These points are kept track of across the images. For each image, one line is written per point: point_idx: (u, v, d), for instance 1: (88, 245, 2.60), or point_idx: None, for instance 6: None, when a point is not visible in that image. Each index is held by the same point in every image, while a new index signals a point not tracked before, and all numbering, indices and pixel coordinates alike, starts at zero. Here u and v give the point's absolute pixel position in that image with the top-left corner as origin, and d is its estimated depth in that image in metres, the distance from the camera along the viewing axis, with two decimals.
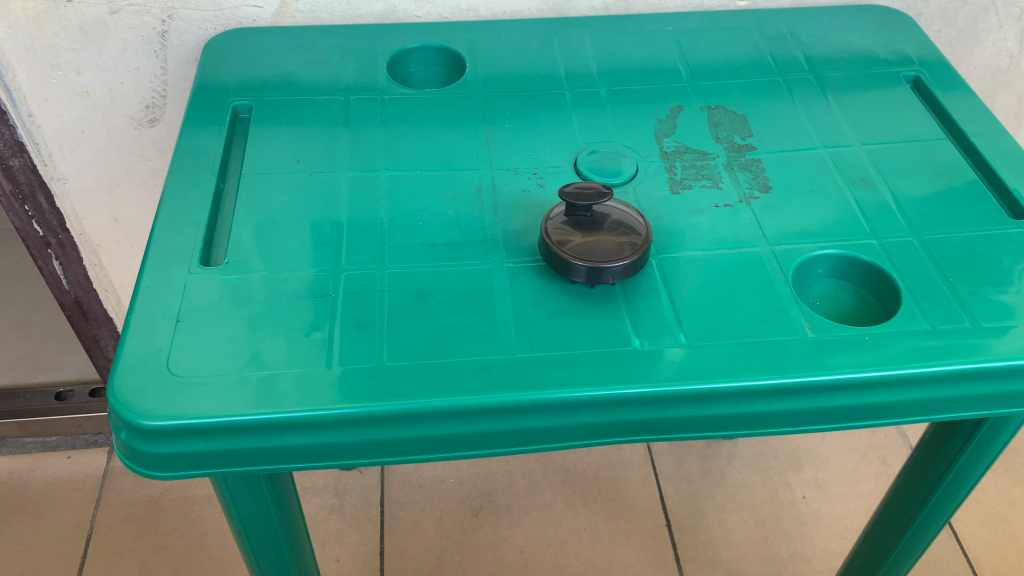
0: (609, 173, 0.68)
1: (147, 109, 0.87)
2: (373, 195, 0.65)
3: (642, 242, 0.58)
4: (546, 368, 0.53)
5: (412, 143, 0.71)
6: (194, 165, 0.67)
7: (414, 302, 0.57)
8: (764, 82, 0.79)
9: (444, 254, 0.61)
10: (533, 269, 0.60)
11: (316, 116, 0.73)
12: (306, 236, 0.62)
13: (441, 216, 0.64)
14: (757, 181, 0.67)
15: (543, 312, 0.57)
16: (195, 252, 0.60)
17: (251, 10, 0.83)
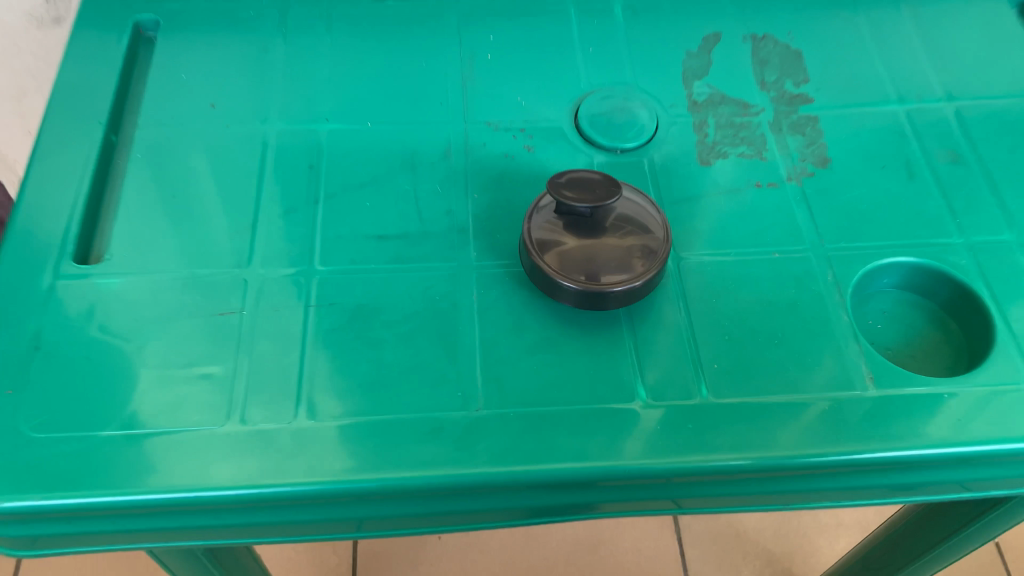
0: (620, 132, 0.52)
1: (48, 4, 0.70)
2: (308, 160, 0.50)
3: (657, 257, 0.44)
4: (516, 435, 0.40)
5: (364, 79, 0.54)
6: (76, 107, 0.52)
7: (350, 326, 0.43)
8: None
9: (394, 253, 0.46)
10: (512, 278, 0.46)
11: (243, 35, 0.56)
12: (215, 222, 0.47)
13: (395, 193, 0.49)
14: (812, 150, 0.52)
15: (519, 346, 0.43)
16: (68, 245, 0.46)
17: None
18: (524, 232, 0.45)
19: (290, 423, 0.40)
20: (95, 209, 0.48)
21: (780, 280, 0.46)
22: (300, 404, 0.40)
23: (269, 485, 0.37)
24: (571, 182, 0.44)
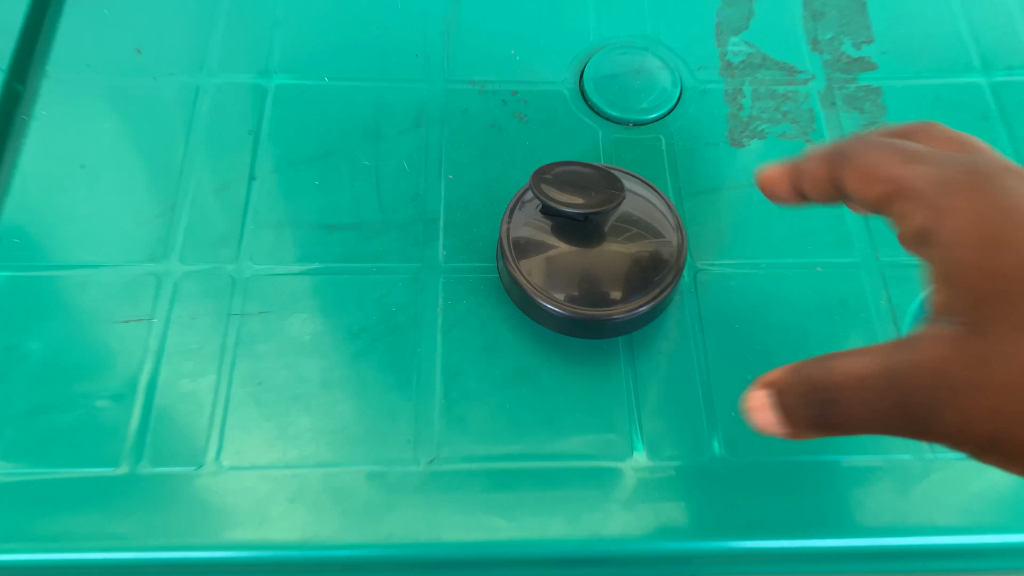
0: (634, 102, 0.43)
1: None
2: (249, 123, 0.42)
3: (667, 273, 0.35)
4: (482, 491, 0.32)
5: (324, 29, 0.46)
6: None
7: (282, 338, 0.36)
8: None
9: (342, 249, 0.38)
10: (485, 286, 0.38)
11: None
12: (129, 200, 0.40)
13: (354, 170, 0.41)
14: (870, 134, 0.42)
15: (491, 378, 0.35)
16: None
17: None
18: (500, 233, 0.37)
19: (197, 472, 0.33)
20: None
21: (820, 300, 0.37)
22: (210, 443, 0.34)
23: (160, 550, 0.31)
24: (559, 176, 0.36)
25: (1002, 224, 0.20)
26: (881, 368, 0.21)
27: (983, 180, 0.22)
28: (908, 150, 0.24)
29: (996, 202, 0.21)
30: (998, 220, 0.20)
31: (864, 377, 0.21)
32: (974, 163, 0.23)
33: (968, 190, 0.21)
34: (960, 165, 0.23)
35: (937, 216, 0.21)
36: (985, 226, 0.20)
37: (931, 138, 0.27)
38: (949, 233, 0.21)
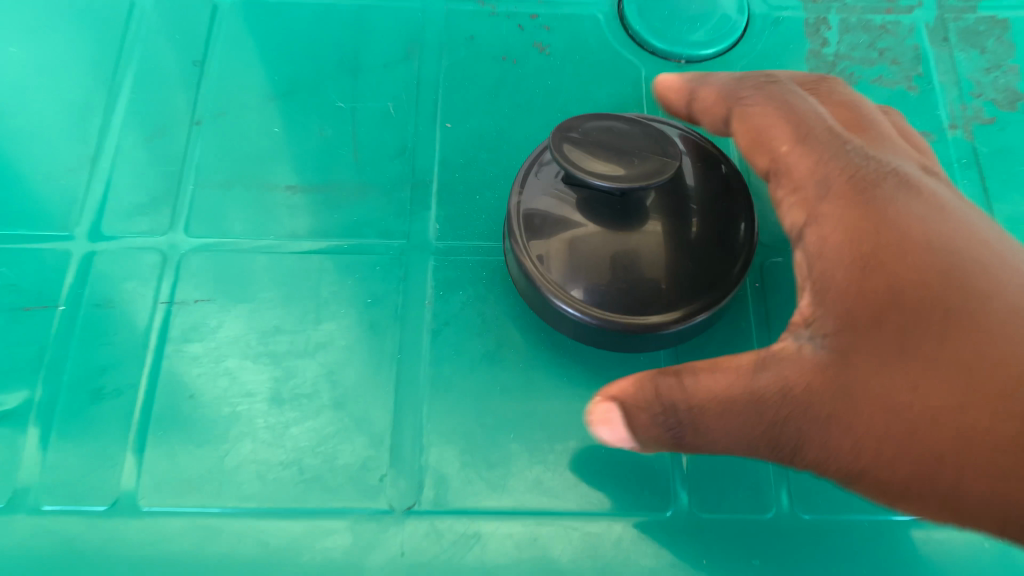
0: (687, 34, 0.41)
1: None
2: (197, 54, 0.40)
3: (720, 270, 0.32)
4: (459, 469, 0.32)
5: None
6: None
7: (228, 334, 0.34)
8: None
9: (312, 207, 0.36)
10: (483, 267, 0.35)
11: None
12: (44, 152, 0.37)
13: (325, 115, 0.38)
14: (1000, 87, 0.40)
15: (464, 377, 0.33)
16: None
17: None
18: (514, 204, 0.33)
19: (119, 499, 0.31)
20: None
21: None
22: (123, 466, 0.31)
23: None
24: (592, 135, 0.32)
25: (877, 246, 0.26)
26: (741, 392, 0.26)
27: (865, 190, 0.28)
28: (837, 184, 0.28)
29: (880, 218, 0.26)
30: (886, 292, 0.25)
31: (726, 402, 0.26)
32: (888, 219, 0.26)
33: (869, 262, 0.26)
34: (882, 226, 0.26)
35: (840, 275, 0.26)
36: (876, 294, 0.25)
37: (877, 142, 0.31)
38: (842, 286, 0.26)
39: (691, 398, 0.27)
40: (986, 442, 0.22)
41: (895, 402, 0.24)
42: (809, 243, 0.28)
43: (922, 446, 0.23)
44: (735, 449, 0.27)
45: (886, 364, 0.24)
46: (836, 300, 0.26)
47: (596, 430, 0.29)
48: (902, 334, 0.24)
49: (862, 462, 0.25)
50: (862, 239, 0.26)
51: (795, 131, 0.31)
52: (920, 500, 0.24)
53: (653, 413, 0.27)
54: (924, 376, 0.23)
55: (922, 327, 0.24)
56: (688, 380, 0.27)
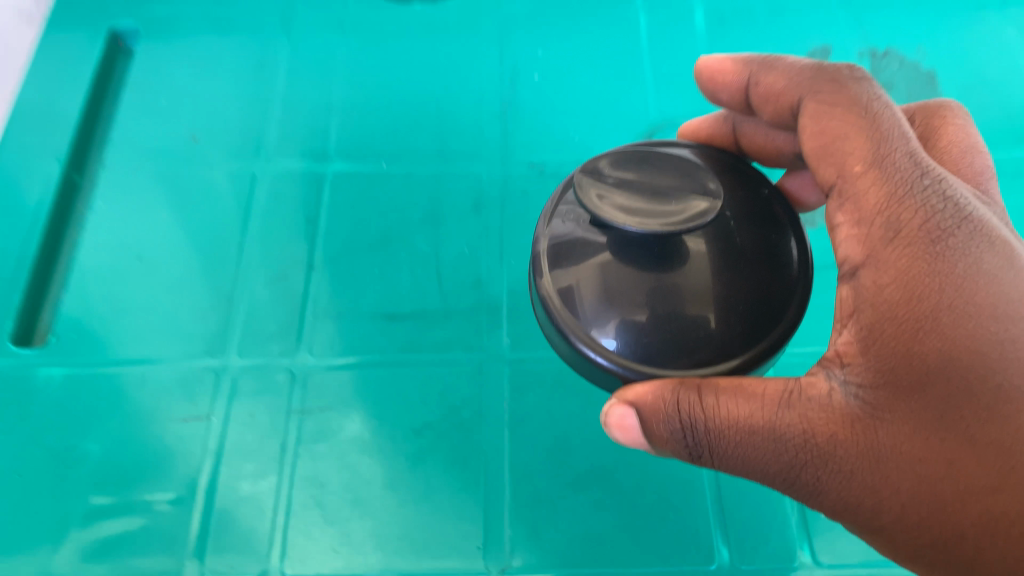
0: None
1: None
2: (307, 207, 0.42)
3: (775, 298, 0.28)
4: (538, 547, 0.34)
5: (385, 125, 0.46)
6: (34, 140, 0.45)
7: (342, 439, 0.36)
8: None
9: (406, 340, 0.38)
10: (554, 381, 0.38)
11: (249, 57, 0.48)
12: (172, 302, 0.40)
13: (424, 246, 0.41)
14: None
15: (553, 476, 0.35)
16: (7, 320, 0.39)
17: None
18: (542, 247, 0.31)
19: None
20: (43, 281, 0.42)
21: None
22: (271, 550, 0.34)
23: None
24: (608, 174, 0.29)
25: (935, 307, 0.24)
26: (764, 425, 0.26)
27: (938, 233, 0.25)
28: (904, 226, 0.26)
29: (949, 274, 0.24)
30: (934, 363, 0.24)
31: (747, 432, 0.26)
32: (951, 275, 0.24)
33: (923, 324, 0.24)
34: (938, 284, 0.24)
35: (892, 334, 0.25)
36: (925, 364, 0.24)
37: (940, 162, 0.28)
38: (890, 345, 0.24)
39: (712, 421, 0.26)
40: (1014, 530, 0.22)
41: (927, 479, 0.24)
42: (863, 289, 0.26)
43: (946, 529, 0.23)
44: (751, 475, 0.27)
45: (920, 435, 0.24)
46: (884, 355, 0.24)
47: (608, 428, 0.29)
48: (944, 410, 0.23)
49: (881, 522, 0.25)
50: (919, 295, 0.24)
51: (873, 151, 0.28)
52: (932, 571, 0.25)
53: (673, 430, 0.27)
54: (959, 454, 0.23)
55: (965, 406, 0.23)
56: (709, 398, 0.26)
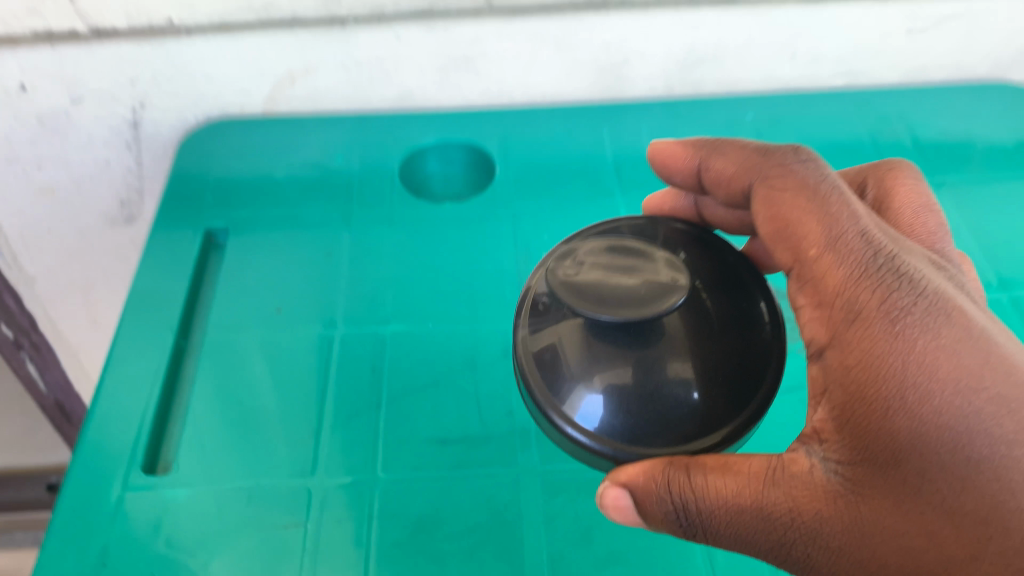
0: None
1: (123, 205, 0.67)
2: (372, 367, 0.45)
3: (752, 368, 0.29)
4: None
5: (437, 273, 0.50)
6: (147, 322, 0.47)
7: (434, 477, 0.40)
8: (850, 27, 0.57)
9: (461, 459, 0.41)
10: (576, 484, 0.40)
11: (309, 231, 0.53)
12: (268, 467, 0.41)
13: (483, 374, 0.44)
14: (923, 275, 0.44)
15: (582, 553, 0.38)
16: (137, 450, 0.42)
17: (238, 98, 0.60)
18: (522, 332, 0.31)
19: None
20: (162, 432, 0.43)
21: None
22: None
23: None
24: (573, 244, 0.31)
25: (896, 377, 0.26)
26: (751, 501, 0.28)
27: (892, 308, 0.27)
28: (862, 305, 0.27)
29: (906, 347, 0.26)
30: (906, 441, 0.26)
31: (736, 513, 0.28)
32: (912, 352, 0.26)
33: (893, 405, 0.26)
34: (902, 365, 0.26)
35: (863, 412, 0.27)
36: (895, 441, 0.26)
37: (891, 238, 0.30)
38: (868, 428, 0.26)
39: (702, 503, 0.28)
40: None
41: (911, 553, 0.26)
42: (834, 371, 0.28)
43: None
44: (751, 550, 0.29)
45: (899, 508, 0.26)
46: (858, 437, 0.26)
47: (600, 497, 0.30)
48: (918, 486, 0.26)
49: None
50: (877, 371, 0.26)
51: (827, 228, 0.29)
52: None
53: (667, 508, 0.28)
54: (937, 524, 0.25)
55: (938, 479, 0.25)
56: (699, 478, 0.27)
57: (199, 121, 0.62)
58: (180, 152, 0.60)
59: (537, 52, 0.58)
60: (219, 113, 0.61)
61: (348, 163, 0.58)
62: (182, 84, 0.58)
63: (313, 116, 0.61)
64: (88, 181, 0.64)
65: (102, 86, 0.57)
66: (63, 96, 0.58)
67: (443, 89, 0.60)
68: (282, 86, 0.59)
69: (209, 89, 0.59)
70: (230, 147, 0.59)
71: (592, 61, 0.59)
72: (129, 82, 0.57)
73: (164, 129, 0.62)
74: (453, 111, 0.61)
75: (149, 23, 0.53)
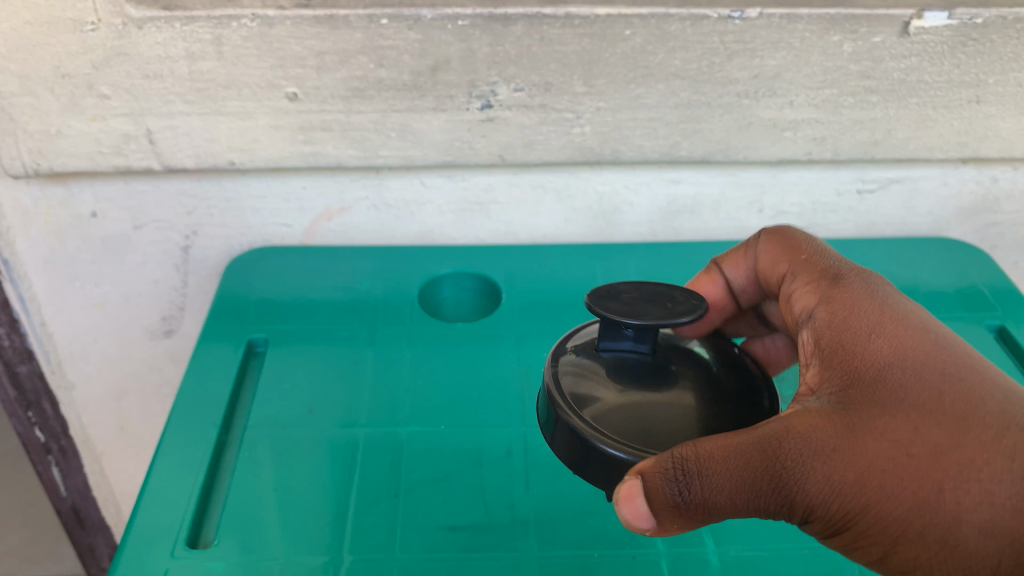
0: None
1: (164, 320, 0.74)
2: (392, 460, 0.51)
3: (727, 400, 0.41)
4: None
5: (445, 386, 0.57)
6: (192, 422, 0.54)
7: (442, 556, 0.45)
8: (808, 188, 0.68)
9: (468, 542, 0.46)
10: (569, 568, 0.45)
11: (333, 347, 0.61)
12: (313, 540, 0.46)
13: (485, 470, 0.50)
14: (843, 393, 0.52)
15: None
16: (181, 528, 0.47)
17: (279, 229, 0.69)
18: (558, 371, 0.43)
19: None
20: (203, 513, 0.49)
21: None
22: None
23: None
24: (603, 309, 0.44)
25: (867, 309, 0.40)
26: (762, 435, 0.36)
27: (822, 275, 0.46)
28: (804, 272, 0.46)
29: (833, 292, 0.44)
30: (891, 360, 0.37)
31: (733, 451, 0.35)
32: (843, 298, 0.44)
33: (877, 332, 0.39)
34: (872, 304, 0.40)
35: (855, 339, 0.39)
36: (881, 360, 0.37)
37: None
38: (863, 345, 0.38)
39: (705, 459, 0.35)
40: (957, 455, 0.34)
41: (907, 444, 0.35)
42: (824, 318, 0.41)
43: (925, 481, 0.34)
44: (735, 495, 0.35)
45: (887, 412, 0.36)
46: (855, 355, 0.38)
47: (620, 509, 0.37)
48: (902, 391, 0.36)
49: (874, 483, 0.34)
50: (864, 311, 0.40)
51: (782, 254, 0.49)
52: (919, 531, 0.34)
53: (669, 478, 0.35)
54: (922, 423, 0.35)
55: (918, 385, 0.36)
56: (702, 448, 0.35)
57: (244, 248, 0.70)
58: (227, 272, 0.68)
59: (541, 197, 0.67)
60: (262, 242, 0.70)
61: (373, 289, 0.66)
62: (233, 216, 0.68)
63: (345, 246, 0.70)
64: (137, 298, 0.72)
65: (163, 216, 0.67)
66: (127, 222, 0.67)
67: (455, 225, 0.69)
68: (320, 220, 0.68)
69: (254, 220, 0.68)
70: (271, 273, 0.68)
71: (587, 207, 0.69)
72: (186, 212, 0.67)
73: (211, 254, 0.70)
74: (467, 245, 0.70)
75: (213, 165, 0.61)
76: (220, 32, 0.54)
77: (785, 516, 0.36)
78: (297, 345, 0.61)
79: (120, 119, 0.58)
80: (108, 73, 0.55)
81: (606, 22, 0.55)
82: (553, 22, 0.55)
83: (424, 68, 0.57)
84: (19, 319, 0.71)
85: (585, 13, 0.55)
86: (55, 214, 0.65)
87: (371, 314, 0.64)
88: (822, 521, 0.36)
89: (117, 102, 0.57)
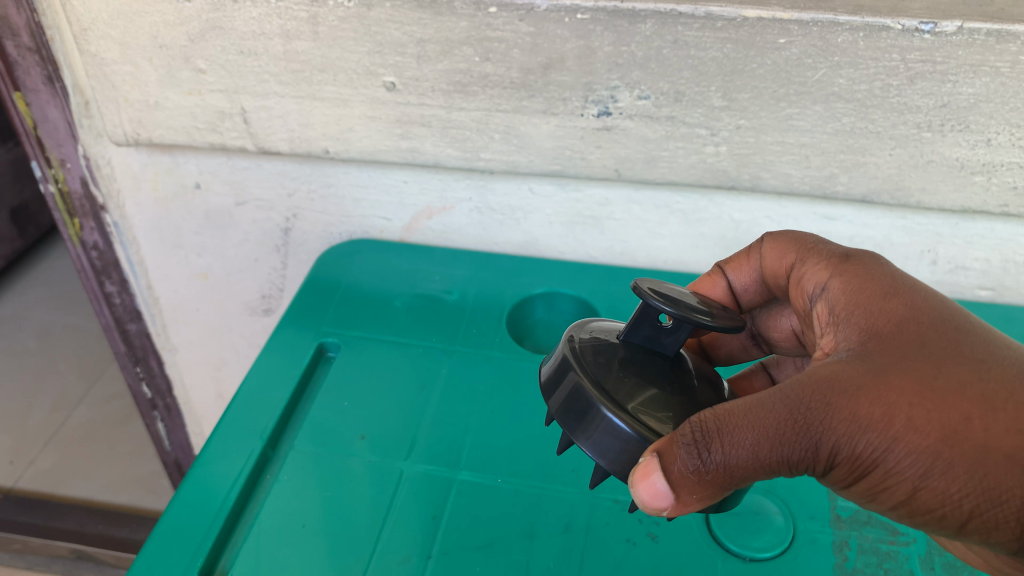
0: (750, 538, 0.44)
1: (263, 299, 0.72)
2: (435, 512, 0.45)
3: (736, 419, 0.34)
4: None
5: (514, 428, 0.50)
6: (242, 426, 0.50)
7: None
8: (999, 243, 0.55)
9: None
10: None
11: (403, 364, 0.55)
12: None
13: (537, 544, 0.43)
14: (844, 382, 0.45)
15: None
16: (198, 555, 0.42)
17: (378, 222, 0.64)
18: (565, 348, 0.36)
19: None
20: (226, 537, 0.44)
21: None
22: None
23: None
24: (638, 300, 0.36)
25: (875, 271, 0.33)
26: (771, 392, 0.29)
27: None
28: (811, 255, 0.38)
29: None
30: (905, 312, 0.31)
31: (754, 404, 0.29)
32: None
33: (891, 291, 0.32)
34: (888, 268, 0.33)
35: (869, 297, 0.32)
36: (896, 314, 0.31)
37: None
38: (871, 306, 0.31)
39: (722, 410, 0.29)
40: (984, 390, 0.28)
41: (927, 378, 0.28)
42: (835, 288, 0.34)
43: (951, 416, 0.27)
44: (755, 446, 0.28)
45: (906, 354, 0.29)
46: (869, 313, 0.31)
47: (636, 489, 0.30)
48: (921, 339, 0.29)
49: (895, 427, 0.28)
50: (873, 273, 0.33)
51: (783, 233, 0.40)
52: (951, 465, 0.27)
53: (686, 443, 0.29)
54: (941, 364, 0.28)
55: (935, 329, 0.30)
56: (720, 407, 0.29)
57: (344, 237, 0.66)
58: (321, 260, 0.64)
59: (664, 218, 0.59)
60: (362, 233, 0.66)
61: (462, 299, 0.60)
62: (333, 203, 0.64)
63: (445, 247, 0.65)
64: (237, 273, 0.70)
65: (263, 196, 0.64)
66: (229, 198, 0.64)
67: (564, 239, 0.62)
68: (420, 218, 0.63)
69: (354, 210, 0.64)
70: (365, 265, 0.63)
71: (719, 235, 0.59)
72: (287, 194, 0.63)
73: (310, 239, 0.67)
74: (575, 262, 0.63)
75: (307, 150, 0.57)
76: (317, 10, 0.49)
77: (803, 468, 0.29)
78: (366, 351, 0.56)
79: (216, 95, 0.55)
80: (204, 46, 0.52)
81: (756, 26, 0.45)
82: (690, 22, 0.46)
83: (535, 65, 0.49)
84: (128, 281, 0.72)
85: (731, 14, 0.45)
86: (161, 182, 0.64)
87: (454, 326, 0.58)
88: (841, 469, 0.29)
89: (213, 77, 0.54)
